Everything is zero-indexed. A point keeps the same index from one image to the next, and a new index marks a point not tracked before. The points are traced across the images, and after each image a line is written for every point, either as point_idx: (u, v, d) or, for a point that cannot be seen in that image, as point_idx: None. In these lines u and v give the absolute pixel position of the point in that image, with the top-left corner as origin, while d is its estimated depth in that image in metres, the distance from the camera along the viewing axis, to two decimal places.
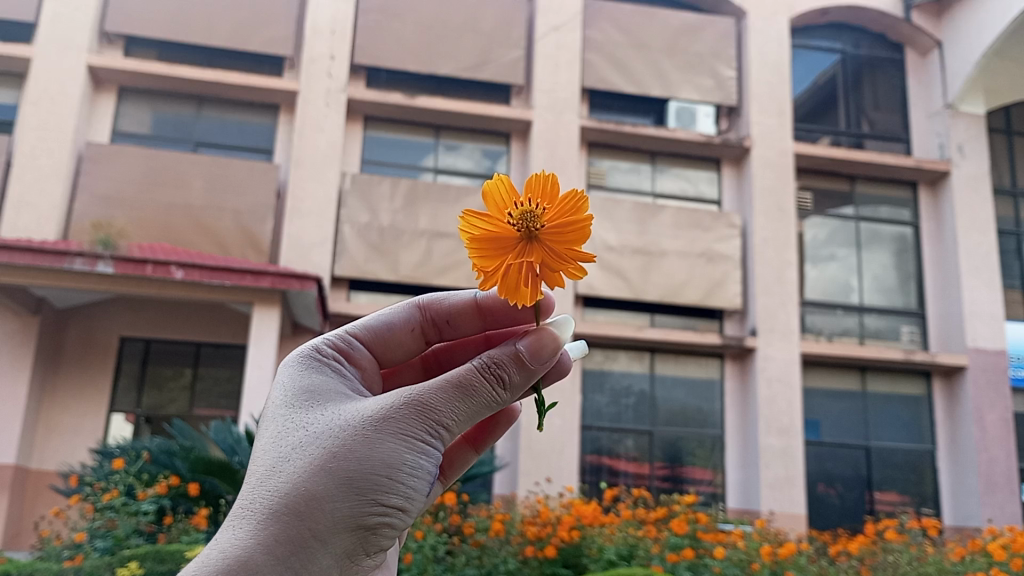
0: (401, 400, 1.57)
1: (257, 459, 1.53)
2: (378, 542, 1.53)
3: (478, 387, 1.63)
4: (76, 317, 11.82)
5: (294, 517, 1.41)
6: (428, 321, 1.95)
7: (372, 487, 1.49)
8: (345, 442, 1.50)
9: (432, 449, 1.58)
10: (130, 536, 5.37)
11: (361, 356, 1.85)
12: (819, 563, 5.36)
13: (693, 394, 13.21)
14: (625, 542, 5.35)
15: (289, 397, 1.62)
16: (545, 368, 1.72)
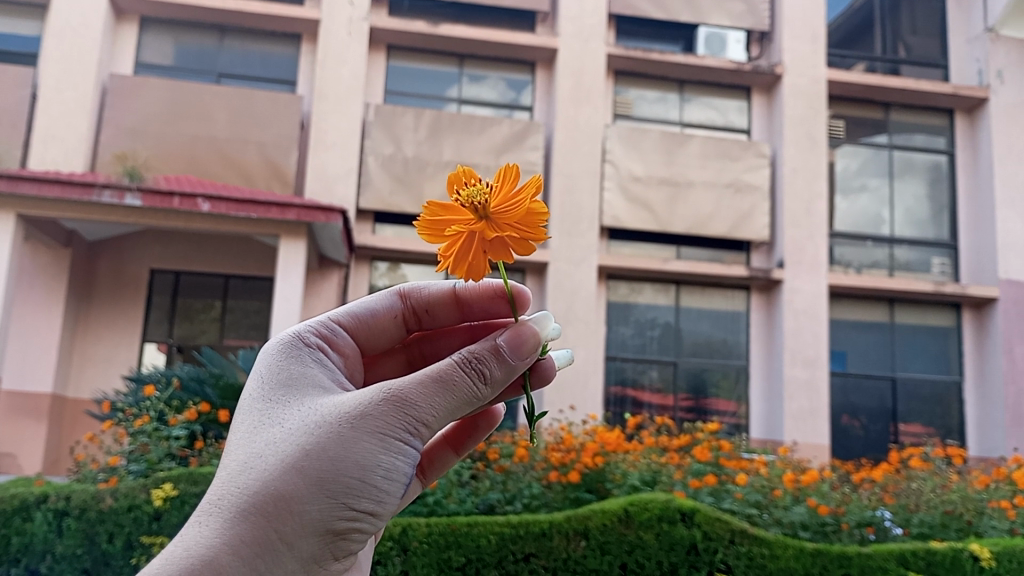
0: (377, 397, 1.65)
1: (228, 453, 1.62)
2: (343, 540, 1.64)
3: (464, 380, 1.71)
4: (108, 249, 11.96)
5: (262, 516, 1.51)
6: (409, 308, 2.14)
7: (342, 487, 1.59)
8: (319, 441, 1.59)
9: (407, 447, 1.67)
10: (163, 460, 5.46)
11: (342, 343, 1.97)
12: (842, 490, 5.38)
13: (718, 326, 13.18)
14: (648, 469, 5.43)
15: (264, 393, 1.71)
16: (525, 364, 1.79)
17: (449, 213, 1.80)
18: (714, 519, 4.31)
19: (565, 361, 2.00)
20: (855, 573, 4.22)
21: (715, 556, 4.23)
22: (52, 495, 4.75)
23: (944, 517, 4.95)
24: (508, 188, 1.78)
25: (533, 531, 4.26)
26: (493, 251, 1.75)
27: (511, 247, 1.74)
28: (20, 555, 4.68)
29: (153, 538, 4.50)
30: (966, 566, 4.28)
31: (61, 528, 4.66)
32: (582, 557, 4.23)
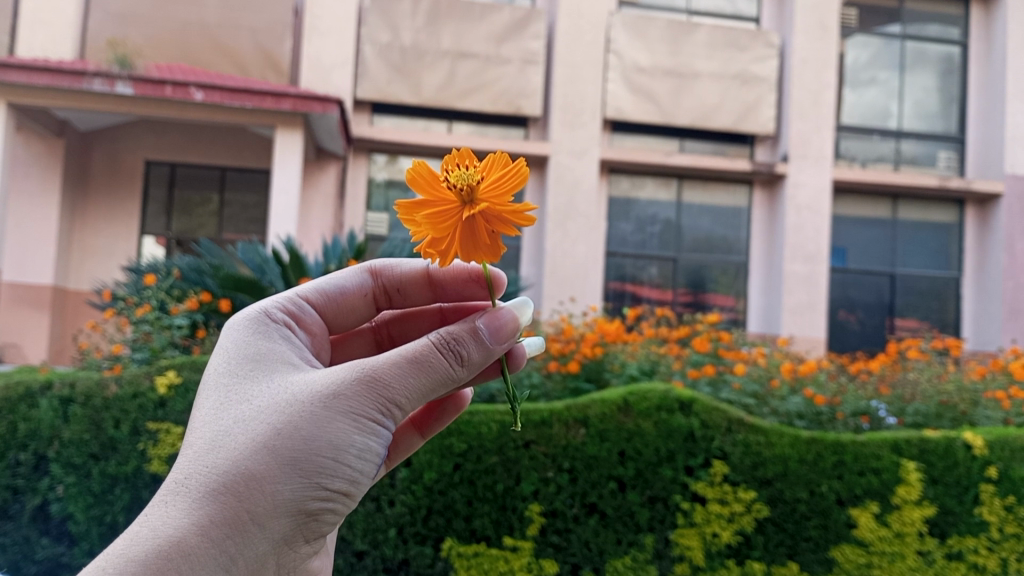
0: (348, 377, 1.74)
1: (198, 430, 1.69)
2: (315, 513, 1.73)
3: (437, 362, 1.79)
4: (102, 139, 11.74)
5: (234, 494, 1.58)
6: (379, 287, 2.31)
7: (313, 466, 1.68)
8: (291, 420, 1.67)
9: (377, 426, 1.76)
10: (166, 348, 5.43)
11: (311, 321, 2.12)
12: (839, 381, 5.41)
13: (719, 221, 13.10)
14: (647, 359, 5.48)
15: (233, 374, 1.78)
16: (503, 349, 1.88)
17: (434, 208, 1.74)
18: (713, 409, 4.29)
19: (535, 348, 2.21)
20: (850, 459, 4.22)
21: (712, 444, 4.23)
22: (57, 382, 4.50)
23: (940, 407, 5.00)
24: (485, 164, 1.78)
25: (534, 419, 4.26)
26: (496, 227, 1.75)
27: (513, 211, 1.72)
28: (28, 440, 4.41)
29: (160, 424, 4.37)
30: (959, 453, 4.25)
31: (68, 414, 4.42)
32: (581, 445, 4.24)
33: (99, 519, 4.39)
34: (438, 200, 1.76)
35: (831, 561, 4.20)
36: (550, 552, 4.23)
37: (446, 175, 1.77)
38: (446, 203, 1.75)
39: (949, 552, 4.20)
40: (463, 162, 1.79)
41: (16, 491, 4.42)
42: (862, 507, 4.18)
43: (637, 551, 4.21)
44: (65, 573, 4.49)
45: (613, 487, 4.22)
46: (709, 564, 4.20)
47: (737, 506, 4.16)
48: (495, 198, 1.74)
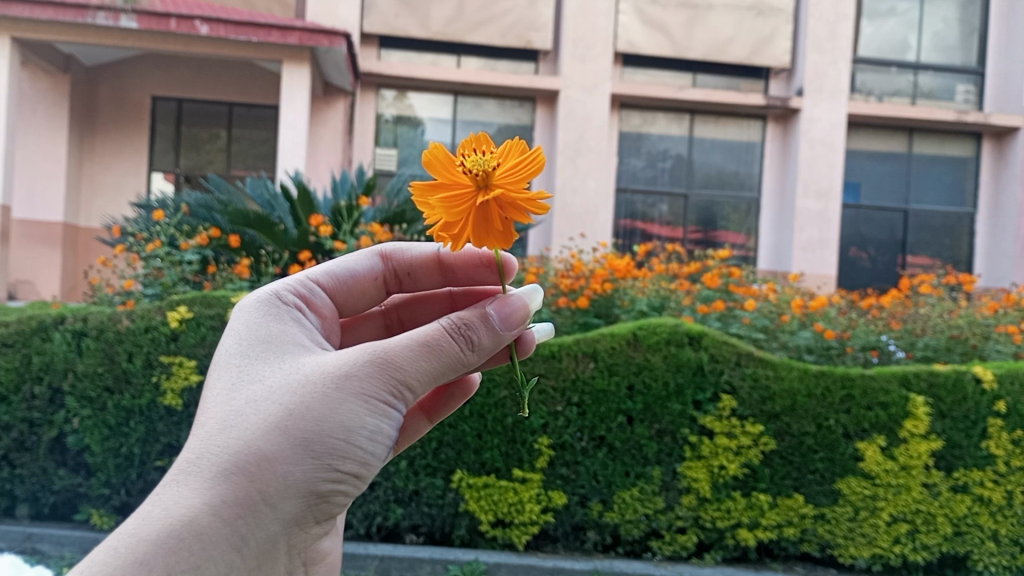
0: (360, 359, 1.65)
1: (208, 409, 1.60)
2: (326, 498, 1.65)
3: (448, 347, 1.69)
4: (107, 74, 11.60)
5: (246, 476, 1.51)
6: (390, 271, 2.16)
7: (327, 448, 1.60)
8: (302, 401, 1.59)
9: (390, 409, 1.68)
10: (177, 284, 5.52)
11: (321, 303, 1.98)
12: (850, 315, 5.37)
13: (731, 157, 12.92)
14: (657, 295, 5.44)
15: (244, 353, 1.69)
16: (511, 336, 1.77)
17: (450, 191, 1.65)
18: (722, 342, 4.31)
19: (544, 333, 2.02)
20: (859, 393, 4.24)
21: (720, 377, 4.26)
22: (70, 316, 4.53)
23: (950, 341, 5.03)
24: (502, 150, 1.69)
25: (543, 352, 4.27)
26: (509, 212, 1.64)
27: (529, 197, 1.62)
28: (43, 374, 4.46)
29: (173, 358, 4.41)
30: (969, 387, 4.24)
31: (82, 347, 4.46)
32: (590, 379, 4.27)
33: (116, 451, 4.45)
34: (453, 183, 1.66)
35: (836, 493, 4.23)
36: (559, 484, 4.29)
37: (463, 159, 1.68)
38: (460, 187, 1.65)
39: (955, 485, 4.22)
40: (480, 147, 1.69)
41: (33, 423, 4.50)
42: (869, 441, 4.21)
43: (644, 483, 4.26)
44: (84, 502, 4.59)
45: (622, 420, 4.27)
46: (715, 496, 4.26)
47: (744, 439, 4.21)
48: (511, 185, 1.63)
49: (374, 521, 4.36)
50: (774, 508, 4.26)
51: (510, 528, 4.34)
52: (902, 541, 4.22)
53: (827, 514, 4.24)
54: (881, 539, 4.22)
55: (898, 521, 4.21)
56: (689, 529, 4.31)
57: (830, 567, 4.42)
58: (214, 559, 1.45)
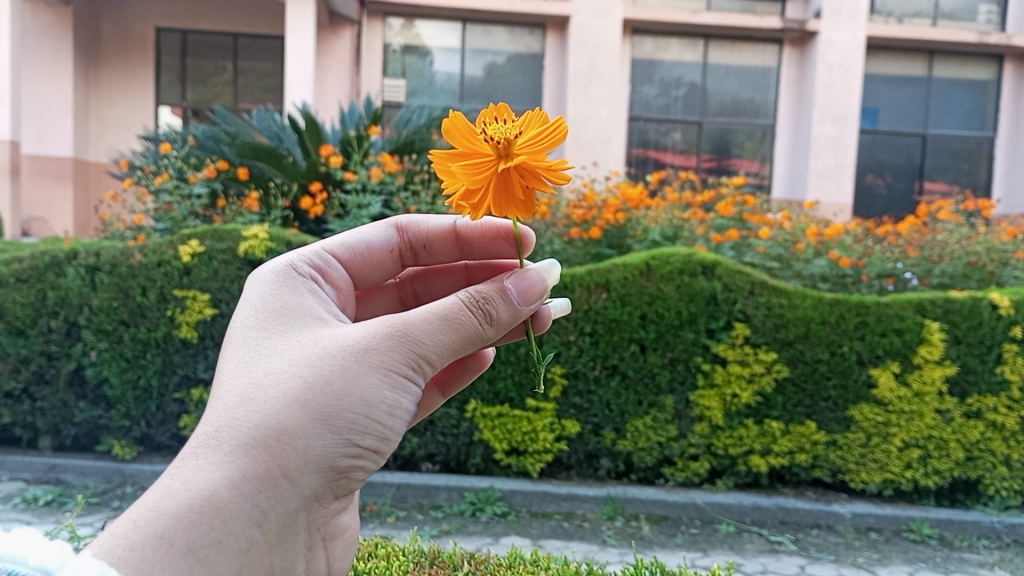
0: (380, 331, 1.50)
1: (222, 383, 1.43)
2: (346, 480, 1.47)
3: (468, 320, 1.56)
4: (110, 6, 11.41)
5: (266, 450, 1.33)
6: (405, 243, 2.02)
7: (349, 424, 1.43)
8: (322, 373, 1.43)
9: (410, 384, 1.53)
10: (187, 218, 5.50)
11: (337, 275, 1.83)
12: (866, 243, 5.31)
13: (746, 84, 12.61)
14: (671, 225, 5.38)
15: (259, 325, 1.53)
16: (527, 314, 1.67)
17: (470, 160, 1.52)
18: (736, 272, 4.27)
19: (561, 309, 1.92)
20: (873, 321, 4.22)
21: (734, 306, 4.25)
22: (82, 252, 4.54)
23: (966, 268, 4.99)
24: (523, 120, 1.57)
25: (555, 284, 4.27)
26: (532, 182, 1.51)
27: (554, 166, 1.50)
28: (58, 308, 4.50)
29: (186, 293, 4.43)
30: (985, 313, 4.20)
31: (95, 282, 4.49)
32: (603, 309, 4.27)
33: (134, 383, 4.51)
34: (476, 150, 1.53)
35: (848, 419, 4.25)
36: (572, 412, 4.33)
37: (483, 127, 1.55)
38: (480, 157, 1.53)
39: (968, 410, 4.21)
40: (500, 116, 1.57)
41: (50, 357, 4.55)
42: (882, 367, 4.21)
43: (657, 412, 4.29)
44: (105, 433, 4.67)
45: (634, 349, 4.27)
46: (728, 423, 4.29)
47: (758, 367, 4.22)
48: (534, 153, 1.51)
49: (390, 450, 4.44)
50: (786, 435, 4.28)
51: (523, 456, 4.40)
52: (913, 466, 4.24)
53: (839, 440, 4.27)
54: (892, 464, 4.25)
55: (910, 447, 4.23)
56: (701, 457, 4.35)
57: (841, 491, 4.47)
58: (233, 538, 1.26)
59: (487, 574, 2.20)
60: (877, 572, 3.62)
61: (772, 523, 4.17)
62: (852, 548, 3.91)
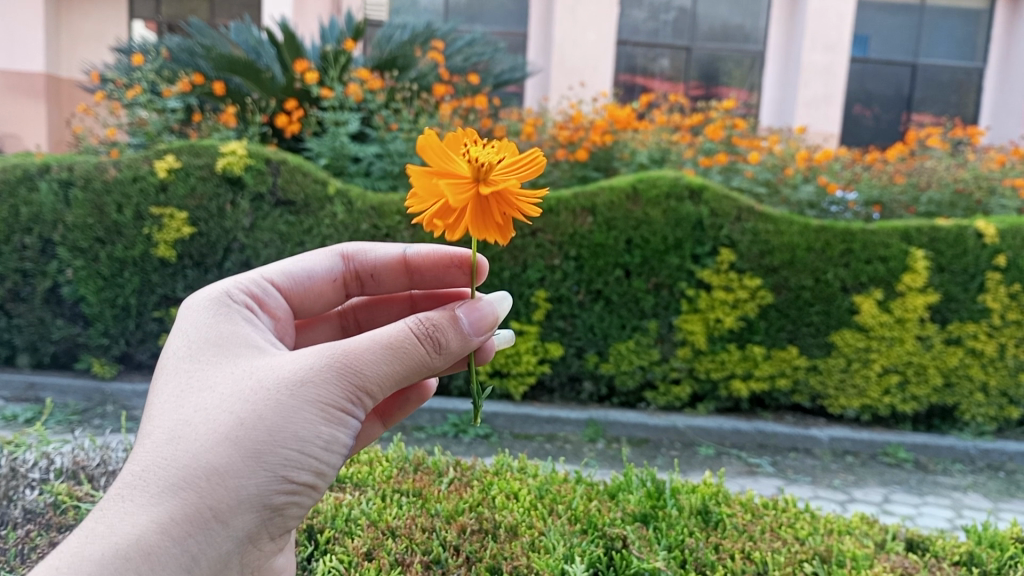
0: (318, 361, 1.31)
1: (148, 420, 1.25)
2: (283, 521, 1.29)
3: (412, 349, 1.37)
4: None
5: (194, 491, 1.15)
6: (350, 273, 1.83)
7: (285, 463, 1.24)
8: (255, 406, 1.24)
9: (349, 415, 1.34)
10: (162, 134, 5.35)
11: (275, 304, 1.62)
12: (854, 169, 5.29)
13: (738, 9, 11.35)
14: (658, 148, 5.27)
15: (190, 355, 1.33)
16: (476, 345, 1.48)
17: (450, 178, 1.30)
18: (723, 197, 4.23)
19: (507, 340, 1.67)
20: (859, 248, 4.21)
21: (721, 232, 4.22)
22: (55, 166, 4.42)
23: (954, 196, 4.99)
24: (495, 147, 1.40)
25: (541, 207, 4.24)
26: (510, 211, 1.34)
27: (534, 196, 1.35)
28: (32, 225, 4.43)
29: (163, 210, 4.34)
30: (970, 241, 4.20)
31: (69, 198, 4.39)
32: (588, 233, 4.24)
33: (112, 301, 4.45)
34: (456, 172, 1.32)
35: (830, 345, 4.28)
36: (556, 336, 4.34)
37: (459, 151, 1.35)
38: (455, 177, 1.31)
39: (948, 337, 4.24)
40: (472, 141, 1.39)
41: (26, 274, 4.49)
42: (866, 294, 4.22)
43: (640, 335, 4.31)
44: (83, 352, 4.62)
45: (619, 274, 4.26)
46: (710, 347, 4.31)
47: (742, 293, 4.22)
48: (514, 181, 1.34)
49: None
50: (768, 360, 4.31)
51: (506, 379, 4.39)
52: (891, 391, 4.29)
53: (819, 365, 4.31)
54: (871, 390, 4.29)
55: (889, 372, 4.28)
56: (683, 381, 4.37)
57: (819, 416, 4.51)
58: None
59: (473, 480, 2.20)
60: (852, 494, 3.69)
61: (750, 447, 4.23)
62: (828, 471, 3.97)
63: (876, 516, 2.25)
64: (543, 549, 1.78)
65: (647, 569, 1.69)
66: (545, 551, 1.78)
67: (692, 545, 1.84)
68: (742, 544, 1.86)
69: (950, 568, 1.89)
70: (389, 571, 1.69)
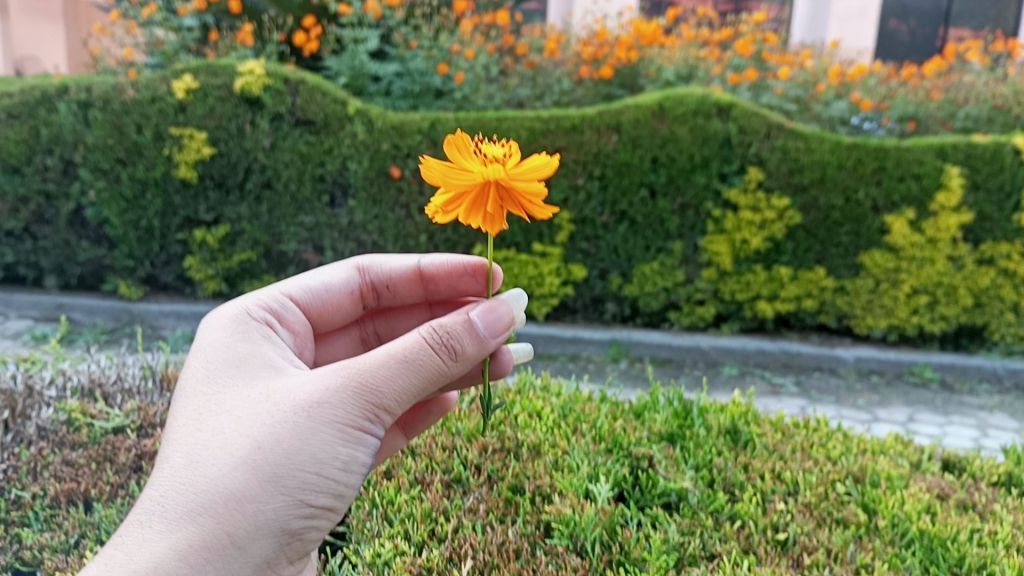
0: (338, 376, 1.15)
1: (165, 445, 1.11)
2: (304, 549, 1.13)
3: (429, 360, 1.18)
4: None
5: (211, 518, 1.01)
6: (367, 285, 1.61)
7: (305, 488, 1.08)
8: (273, 427, 1.09)
9: (373, 435, 1.17)
10: (179, 53, 5.29)
11: (293, 319, 1.45)
12: (889, 84, 5.12)
13: None
14: (685, 64, 5.13)
15: (206, 376, 1.20)
16: (497, 347, 1.28)
17: (453, 168, 1.17)
18: (752, 114, 4.11)
19: (523, 354, 1.54)
20: (892, 165, 4.09)
21: (749, 150, 4.13)
22: (72, 86, 4.37)
23: (991, 112, 4.81)
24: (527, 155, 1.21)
25: (564, 125, 4.14)
26: (511, 207, 1.17)
27: (542, 193, 1.15)
28: (53, 146, 4.42)
29: (181, 130, 4.31)
30: (1007, 158, 4.06)
31: (88, 119, 4.36)
32: (613, 152, 4.15)
33: (135, 223, 4.47)
34: (466, 157, 1.18)
35: (858, 266, 4.22)
36: (580, 258, 4.31)
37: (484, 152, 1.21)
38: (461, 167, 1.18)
39: (980, 258, 4.17)
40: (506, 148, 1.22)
41: (49, 196, 4.51)
42: (897, 214, 4.13)
43: (665, 257, 4.27)
44: (109, 274, 4.67)
45: (644, 194, 4.19)
46: (736, 269, 4.26)
47: (769, 213, 4.15)
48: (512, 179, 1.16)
49: None
50: (794, 282, 4.26)
51: (529, 301, 4.39)
52: (920, 311, 4.24)
53: (847, 286, 4.25)
54: (899, 310, 4.24)
55: (919, 293, 4.22)
56: (707, 302, 4.35)
57: (845, 336, 4.47)
58: None
59: (495, 396, 2.21)
60: (876, 413, 3.68)
61: (774, 367, 4.22)
62: (853, 391, 3.96)
63: (910, 436, 2.24)
64: (566, 469, 1.77)
65: (673, 490, 1.69)
66: (568, 470, 1.78)
67: (720, 464, 1.83)
68: (771, 464, 1.86)
69: (988, 489, 1.90)
70: (409, 490, 1.71)
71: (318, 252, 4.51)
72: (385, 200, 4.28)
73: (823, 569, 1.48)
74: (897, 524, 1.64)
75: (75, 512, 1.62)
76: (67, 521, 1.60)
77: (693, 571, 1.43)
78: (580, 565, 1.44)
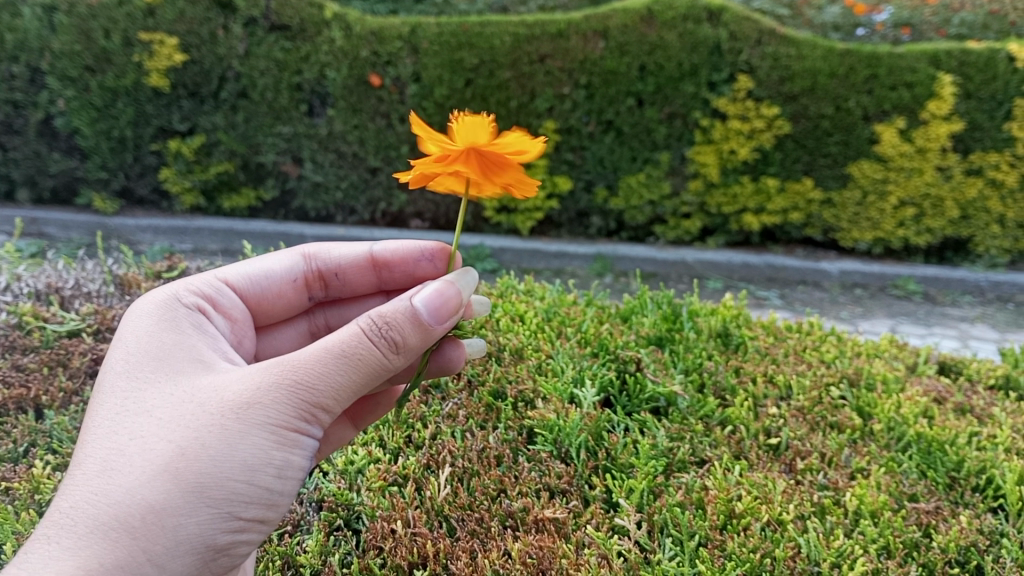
0: (270, 373, 1.06)
1: (80, 448, 1.02)
2: (233, 559, 1.06)
3: (368, 354, 1.08)
4: None
5: (126, 533, 0.92)
6: (313, 274, 1.52)
7: (230, 497, 1.00)
8: (198, 430, 1.00)
9: (307, 435, 1.09)
10: None
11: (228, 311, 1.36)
12: None
13: None
14: None
15: (127, 371, 1.09)
16: (443, 333, 1.18)
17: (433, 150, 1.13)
18: (743, 19, 3.98)
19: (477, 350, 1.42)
20: (884, 74, 3.99)
21: (739, 57, 4.02)
22: None
23: (987, 18, 4.68)
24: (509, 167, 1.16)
25: (549, 31, 4.01)
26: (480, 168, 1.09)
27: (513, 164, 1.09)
28: (18, 53, 4.21)
29: (152, 35, 4.13)
30: (1001, 66, 3.96)
31: (54, 23, 4.16)
32: (600, 59, 4.03)
33: (107, 134, 4.32)
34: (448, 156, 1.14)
35: (846, 177, 4.18)
36: (565, 170, 4.24)
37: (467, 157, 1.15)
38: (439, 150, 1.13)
39: (969, 168, 4.11)
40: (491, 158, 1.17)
41: (17, 105, 4.33)
42: (888, 124, 4.06)
43: (651, 169, 4.22)
44: (83, 186, 4.56)
45: (631, 103, 4.09)
46: (723, 181, 4.23)
47: (758, 123, 4.06)
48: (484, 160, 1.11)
49: (378, 207, 4.46)
50: (782, 194, 4.24)
51: (513, 214, 4.35)
52: (906, 224, 4.23)
53: (834, 199, 4.24)
54: (886, 222, 4.24)
55: (905, 205, 4.20)
56: (693, 215, 4.34)
57: (830, 249, 4.48)
58: None
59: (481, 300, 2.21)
60: (858, 325, 3.70)
61: (758, 280, 4.22)
62: (836, 303, 3.97)
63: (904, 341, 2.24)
64: (551, 372, 1.77)
65: (662, 395, 1.69)
66: (553, 373, 1.78)
67: (710, 368, 1.83)
68: (764, 368, 1.86)
69: (985, 393, 1.91)
70: None
71: (297, 164, 4.42)
72: (365, 110, 4.20)
73: (816, 474, 1.49)
74: (893, 428, 1.66)
75: (25, 420, 1.64)
76: (17, 429, 1.62)
77: (683, 476, 1.44)
78: (565, 471, 1.43)
